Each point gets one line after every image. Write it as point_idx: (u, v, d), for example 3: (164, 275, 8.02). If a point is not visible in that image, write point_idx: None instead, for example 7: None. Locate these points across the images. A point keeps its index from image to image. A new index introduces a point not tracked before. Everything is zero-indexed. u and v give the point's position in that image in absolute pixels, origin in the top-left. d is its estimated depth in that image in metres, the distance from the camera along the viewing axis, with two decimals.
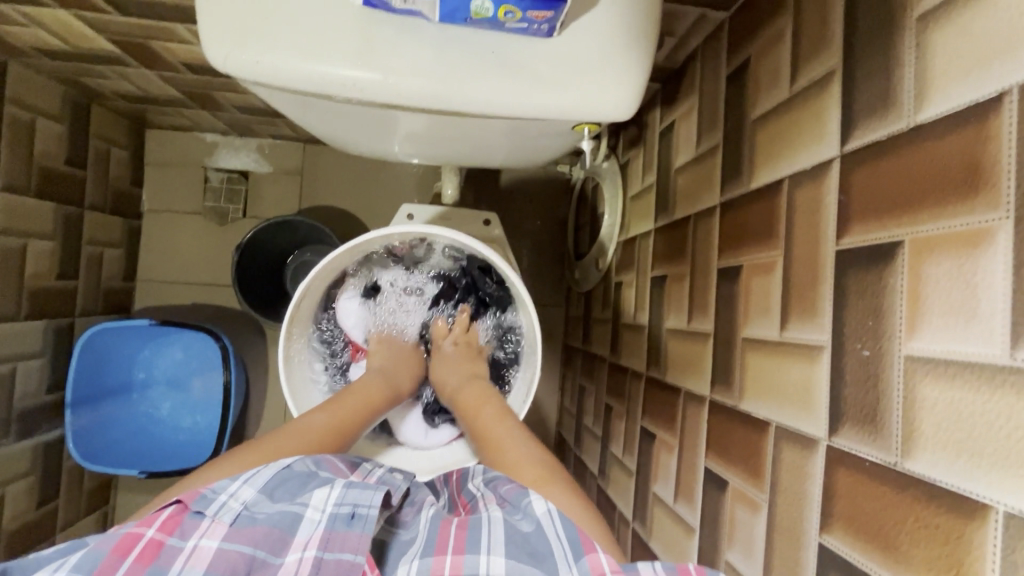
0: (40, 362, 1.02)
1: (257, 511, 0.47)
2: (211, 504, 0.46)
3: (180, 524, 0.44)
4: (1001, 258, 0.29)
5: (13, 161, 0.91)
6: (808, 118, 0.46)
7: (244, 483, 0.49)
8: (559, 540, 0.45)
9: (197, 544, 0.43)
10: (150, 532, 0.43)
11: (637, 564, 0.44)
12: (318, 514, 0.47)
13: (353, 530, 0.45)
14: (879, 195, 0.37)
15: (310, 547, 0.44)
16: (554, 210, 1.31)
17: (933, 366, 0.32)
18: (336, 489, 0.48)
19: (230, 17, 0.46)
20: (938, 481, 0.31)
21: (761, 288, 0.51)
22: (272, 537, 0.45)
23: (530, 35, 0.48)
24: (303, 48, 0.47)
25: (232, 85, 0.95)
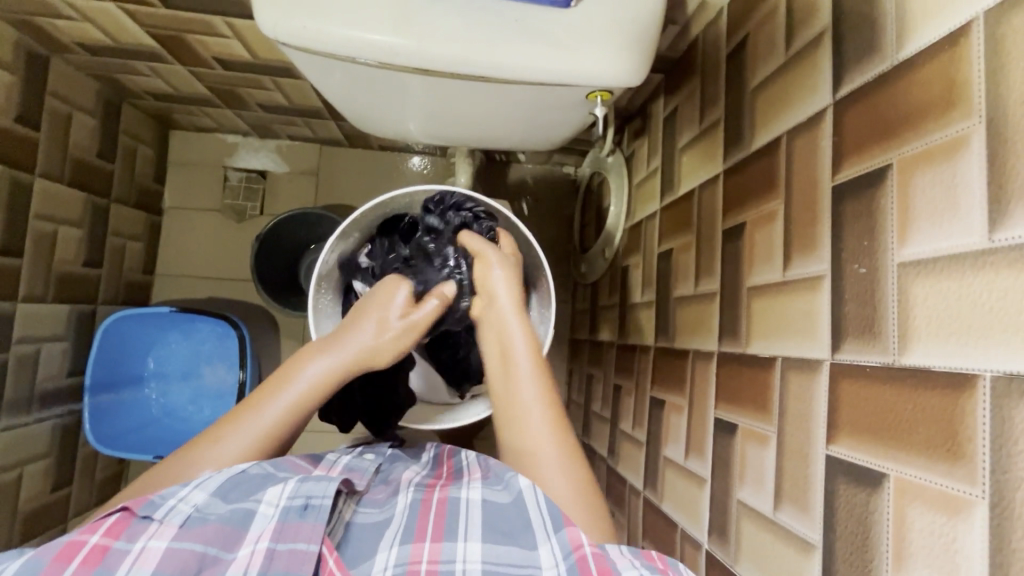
0: (62, 346, 1.04)
1: (209, 513, 0.48)
2: (158, 509, 0.47)
3: (126, 529, 0.45)
4: (977, 159, 0.33)
5: (50, 150, 0.97)
6: (802, 76, 0.51)
7: (194, 488, 0.49)
8: (541, 513, 0.50)
9: (145, 546, 0.44)
10: (94, 538, 0.44)
11: (611, 546, 0.47)
12: (271, 509, 0.49)
13: (306, 521, 0.48)
14: (869, 128, 0.42)
15: (263, 539, 0.46)
16: (560, 209, 1.36)
17: (924, 266, 0.36)
18: (290, 485, 0.51)
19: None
20: (933, 366, 0.35)
21: (764, 237, 0.55)
22: (223, 534, 0.46)
23: (548, 5, 0.53)
24: (346, 16, 0.52)
25: (260, 81, 1.00)
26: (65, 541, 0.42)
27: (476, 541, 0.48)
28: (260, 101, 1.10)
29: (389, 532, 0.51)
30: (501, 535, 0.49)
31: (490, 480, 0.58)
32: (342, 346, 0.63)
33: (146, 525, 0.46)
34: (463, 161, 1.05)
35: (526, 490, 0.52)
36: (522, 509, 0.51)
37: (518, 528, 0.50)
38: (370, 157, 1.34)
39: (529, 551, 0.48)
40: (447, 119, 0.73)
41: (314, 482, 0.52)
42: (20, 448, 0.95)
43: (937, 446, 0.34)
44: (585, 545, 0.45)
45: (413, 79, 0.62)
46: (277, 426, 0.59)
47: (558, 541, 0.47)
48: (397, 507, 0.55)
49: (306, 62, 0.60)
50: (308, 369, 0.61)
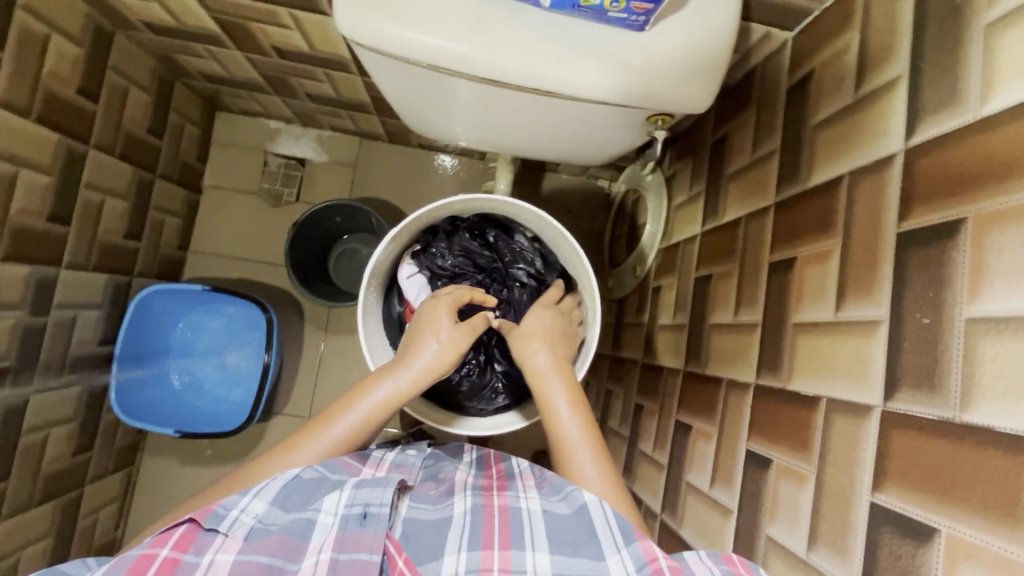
0: (97, 314, 1.07)
1: (271, 523, 0.51)
2: (223, 521, 0.50)
3: (193, 542, 0.49)
4: None
5: (106, 122, 0.99)
6: (871, 119, 0.51)
7: (254, 497, 0.52)
8: (609, 526, 0.51)
9: (213, 559, 0.47)
10: (165, 551, 0.47)
11: (684, 553, 0.50)
12: (329, 519, 0.51)
13: (366, 530, 0.50)
14: (944, 179, 0.41)
15: (325, 550, 0.49)
16: (592, 222, 1.36)
17: (996, 324, 0.36)
18: (346, 492, 0.53)
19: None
20: (999, 427, 0.34)
21: (816, 275, 0.55)
22: (287, 545, 0.49)
23: (625, 28, 0.53)
24: (424, 24, 0.53)
25: (312, 72, 1.02)
26: (137, 554, 0.46)
27: (544, 552, 0.50)
28: (310, 91, 1.12)
29: (452, 534, 0.53)
30: (568, 547, 0.51)
31: (547, 489, 0.58)
32: (410, 365, 0.64)
33: (213, 537, 0.49)
34: (504, 167, 1.06)
35: (592, 504, 0.53)
36: (586, 520, 0.52)
37: (582, 537, 0.51)
38: (409, 154, 1.36)
39: (597, 560, 0.49)
40: (499, 128, 0.74)
41: (370, 488, 0.54)
42: (49, 411, 0.97)
43: (998, 509, 0.34)
44: (659, 558, 0.48)
45: (475, 88, 0.63)
46: (340, 446, 0.61)
47: (631, 553, 0.49)
48: (454, 509, 0.56)
49: (374, 62, 0.61)
50: (376, 390, 0.62)
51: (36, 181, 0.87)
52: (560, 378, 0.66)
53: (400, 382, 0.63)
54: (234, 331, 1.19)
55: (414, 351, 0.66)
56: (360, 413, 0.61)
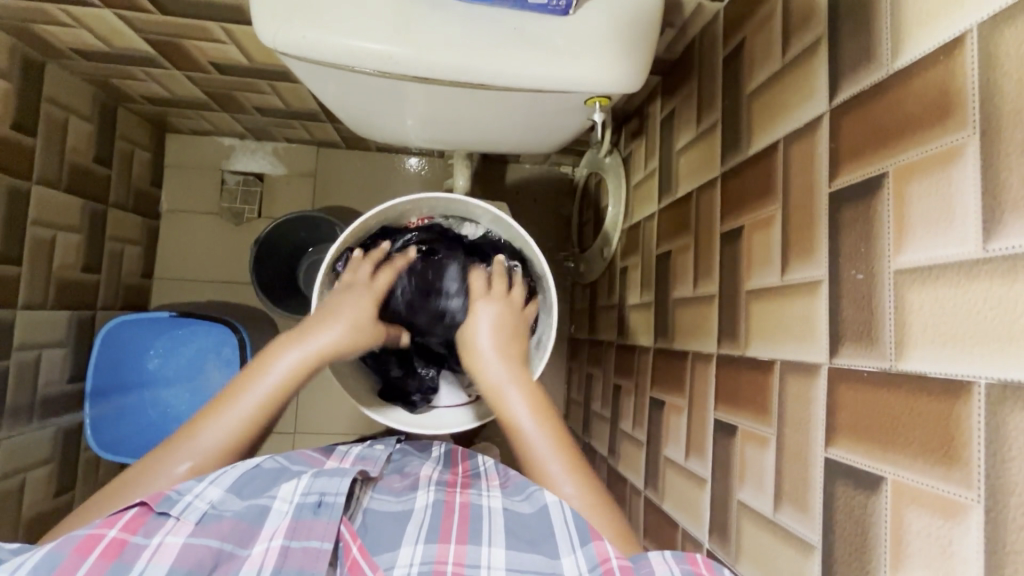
0: (62, 352, 1.05)
1: (224, 510, 0.50)
2: (176, 505, 0.48)
3: (143, 525, 0.47)
4: (971, 169, 0.33)
5: (48, 156, 0.97)
6: (798, 82, 0.52)
7: (210, 484, 0.51)
8: (567, 526, 0.51)
9: (162, 541, 0.46)
10: (113, 532, 0.45)
11: (649, 555, 0.47)
12: (284, 506, 0.51)
13: (320, 518, 0.50)
14: (866, 137, 0.42)
15: (277, 538, 0.48)
16: (558, 208, 1.36)
17: (920, 273, 0.36)
18: (304, 480, 0.53)
19: None
20: (929, 373, 0.35)
21: (762, 241, 0.55)
22: (238, 530, 0.49)
23: (548, 13, 0.53)
24: (345, 26, 0.52)
25: (256, 85, 1.00)
26: (84, 533, 0.44)
27: (500, 547, 0.51)
28: (256, 105, 1.10)
29: (410, 526, 0.54)
30: (524, 543, 0.51)
31: (510, 488, 0.60)
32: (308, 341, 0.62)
33: (163, 521, 0.47)
34: (461, 163, 1.05)
35: (552, 505, 0.53)
36: (550, 518, 0.53)
37: (540, 536, 0.52)
38: (368, 158, 1.34)
39: (552, 560, 0.49)
40: (444, 125, 0.73)
41: (327, 478, 0.54)
42: (24, 454, 0.95)
43: (934, 452, 0.34)
44: (612, 559, 0.47)
45: (409, 87, 0.62)
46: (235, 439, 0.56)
47: (585, 554, 0.48)
48: (416, 503, 0.57)
49: (303, 71, 0.60)
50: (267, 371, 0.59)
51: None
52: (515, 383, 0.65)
53: (298, 354, 0.61)
54: (202, 351, 1.15)
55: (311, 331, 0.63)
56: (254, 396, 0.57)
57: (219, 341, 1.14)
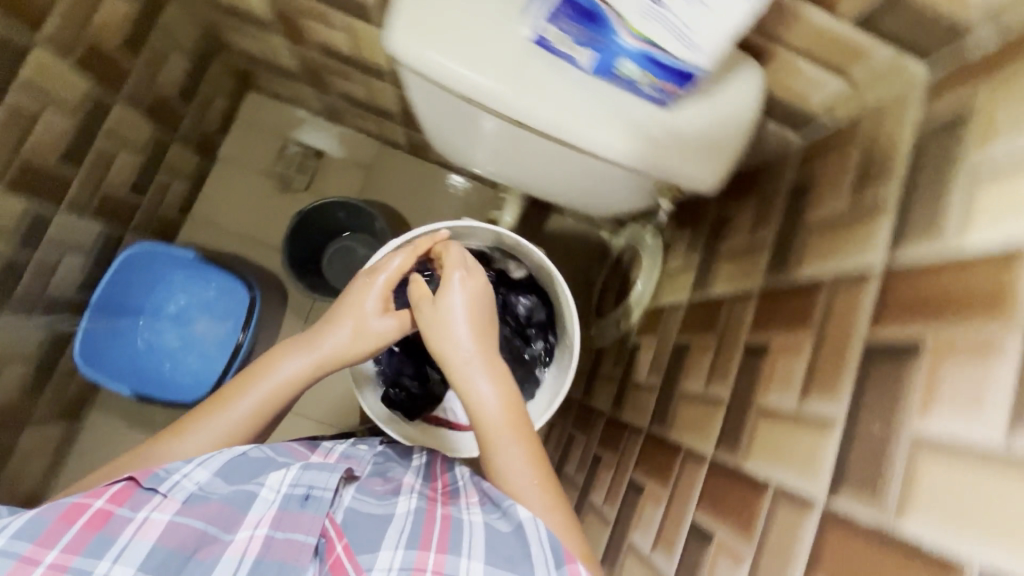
0: (82, 259, 1.06)
1: (211, 492, 0.52)
2: (165, 481, 0.50)
3: (130, 497, 0.49)
4: (1008, 368, 0.36)
5: (140, 80, 1.01)
6: (859, 231, 0.55)
7: (198, 465, 0.52)
8: (541, 544, 0.50)
9: (147, 517, 0.48)
10: (99, 502, 0.48)
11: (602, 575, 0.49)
12: (272, 495, 0.53)
13: (307, 510, 0.53)
14: (914, 305, 0.45)
15: (262, 525, 0.51)
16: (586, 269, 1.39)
17: (940, 445, 0.38)
18: (292, 471, 0.55)
19: (418, 14, 0.56)
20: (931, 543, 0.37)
21: (786, 366, 0.57)
22: (224, 514, 0.51)
23: (651, 102, 0.58)
24: (470, 58, 0.56)
25: (352, 74, 1.06)
26: (70, 502, 0.47)
27: (479, 562, 0.50)
28: (343, 90, 1.15)
29: (391, 530, 0.54)
30: (503, 562, 0.50)
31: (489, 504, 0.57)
32: (319, 345, 0.63)
33: (150, 496, 0.49)
34: (513, 201, 1.10)
35: (527, 522, 0.52)
36: (524, 535, 0.51)
37: (518, 554, 0.51)
38: (425, 167, 1.39)
39: None
40: (514, 161, 0.76)
41: (316, 471, 0.56)
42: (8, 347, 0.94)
43: None
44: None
45: (498, 122, 0.65)
46: (240, 428, 0.59)
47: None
48: (397, 509, 0.56)
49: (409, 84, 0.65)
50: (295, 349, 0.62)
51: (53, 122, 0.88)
52: (490, 378, 0.60)
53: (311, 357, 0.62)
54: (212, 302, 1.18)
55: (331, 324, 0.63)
56: (272, 384, 0.60)
57: (233, 298, 1.17)
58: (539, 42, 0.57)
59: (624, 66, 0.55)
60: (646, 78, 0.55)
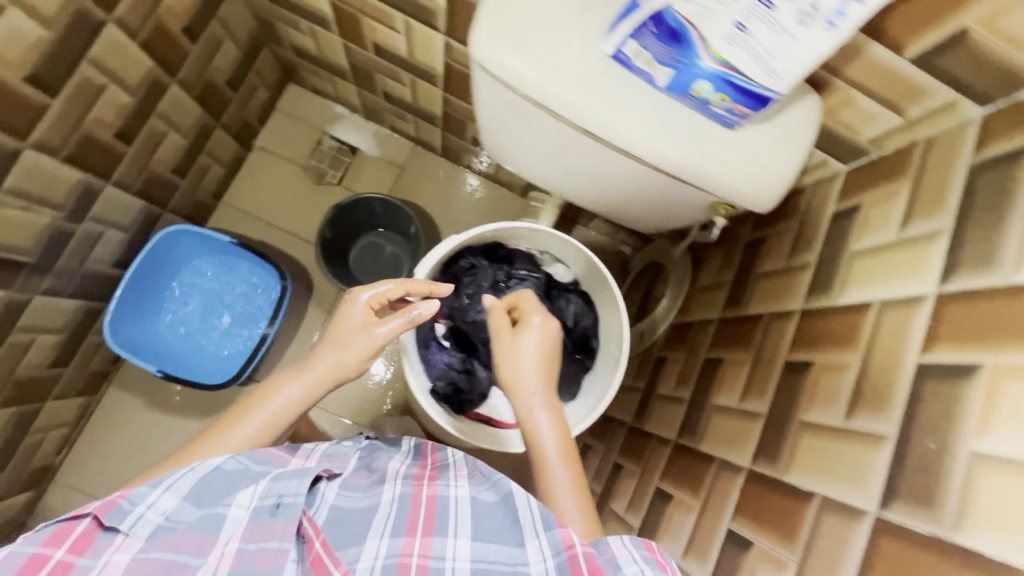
0: (121, 236, 1.07)
1: (178, 521, 0.52)
2: (125, 519, 0.51)
3: (90, 545, 0.49)
4: (921, 321, 0.53)
5: (393, 73, 1.10)
6: (859, 270, 0.65)
7: (165, 492, 0.54)
8: (532, 514, 0.57)
9: (109, 560, 0.48)
10: (59, 553, 0.47)
11: (608, 540, 0.56)
12: (240, 512, 0.54)
13: (277, 519, 0.54)
14: (963, 328, 0.48)
15: (233, 542, 0.51)
16: None
17: (999, 463, 0.41)
18: (262, 485, 0.57)
19: (503, 23, 0.59)
20: (910, 526, 0.45)
21: (831, 385, 0.60)
22: (193, 541, 0.51)
23: (721, 123, 0.61)
24: (515, 45, 0.59)
25: (405, 116, 1.27)
26: (28, 554, 0.46)
27: (466, 540, 0.57)
28: (390, 91, 1.18)
29: (376, 521, 0.60)
30: (490, 530, 0.58)
31: (474, 479, 0.66)
32: (313, 366, 0.68)
33: (112, 539, 0.50)
34: (551, 206, 1.09)
35: (511, 493, 0.61)
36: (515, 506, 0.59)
37: (504, 524, 0.58)
38: (455, 171, 1.41)
39: (517, 548, 0.56)
40: (552, 156, 0.77)
41: (286, 480, 0.58)
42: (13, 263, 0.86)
43: None
44: (575, 545, 0.53)
45: (533, 107, 0.66)
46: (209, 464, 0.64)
47: (550, 540, 0.55)
48: (383, 497, 0.63)
49: (477, 83, 0.69)
50: (285, 391, 0.67)
51: (109, 36, 0.83)
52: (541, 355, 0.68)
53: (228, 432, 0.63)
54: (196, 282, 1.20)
55: (318, 355, 0.68)
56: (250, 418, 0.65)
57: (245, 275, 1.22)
58: (617, 57, 0.59)
59: (699, 86, 0.57)
60: (720, 99, 0.57)
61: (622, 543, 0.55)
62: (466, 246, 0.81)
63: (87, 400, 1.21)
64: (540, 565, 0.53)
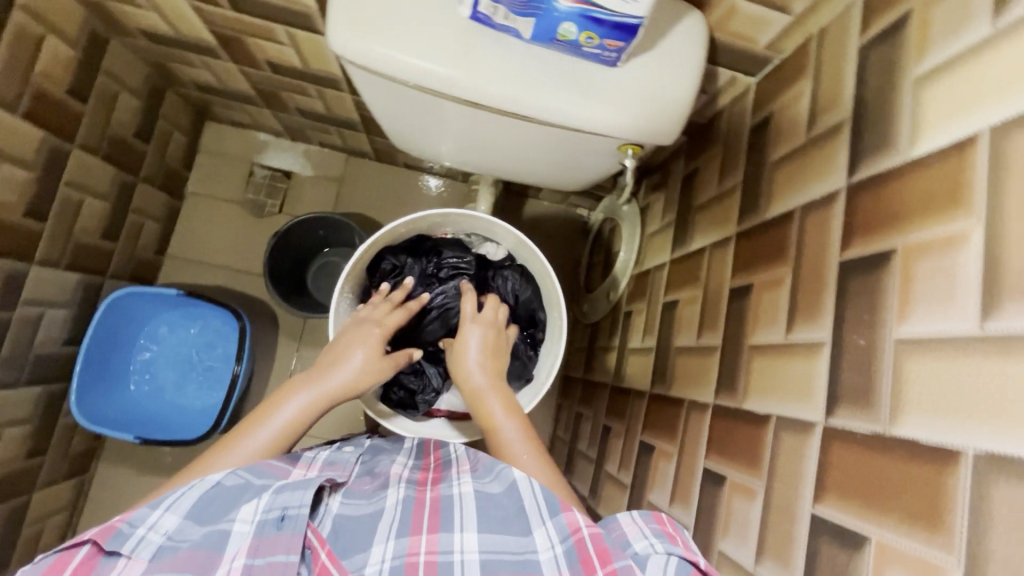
0: (65, 313, 1.06)
1: (181, 540, 0.45)
2: (127, 542, 0.44)
3: (92, 570, 0.43)
4: (838, 217, 0.51)
5: (293, 85, 1.05)
6: (781, 177, 0.62)
7: (166, 510, 0.46)
8: (536, 499, 0.50)
9: None
10: None
11: (620, 516, 0.51)
12: (245, 527, 0.46)
13: (283, 532, 0.46)
14: (876, 214, 0.46)
15: (240, 557, 0.44)
16: (569, 247, 1.39)
17: (919, 345, 0.40)
18: (265, 498, 0.48)
19: (358, 12, 0.57)
20: (852, 429, 0.44)
21: (771, 301, 0.58)
22: (196, 560, 0.44)
23: (599, 62, 0.59)
24: (377, 31, 0.57)
25: (326, 128, 1.23)
26: None
27: (472, 533, 0.49)
28: (301, 106, 1.15)
29: (380, 525, 0.51)
30: (496, 523, 0.50)
31: (479, 470, 0.56)
32: (323, 381, 0.63)
33: (115, 561, 0.44)
34: (486, 190, 1.06)
35: (521, 481, 0.51)
36: (518, 495, 0.51)
37: (510, 513, 0.50)
38: (393, 172, 1.38)
39: (523, 536, 0.49)
40: (472, 138, 0.76)
41: (290, 492, 0.49)
42: None
43: (924, 517, 0.37)
44: (582, 527, 0.47)
45: (433, 98, 0.65)
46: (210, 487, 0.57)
47: (553, 525, 0.48)
48: (386, 502, 0.53)
49: (364, 87, 0.67)
50: (290, 401, 0.60)
51: None
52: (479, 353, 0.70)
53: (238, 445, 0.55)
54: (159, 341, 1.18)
55: (324, 371, 0.64)
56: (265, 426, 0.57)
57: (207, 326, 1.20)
58: (477, 18, 0.57)
59: (562, 29, 0.55)
60: (588, 37, 0.55)
61: (631, 518, 0.51)
62: (387, 248, 0.80)
63: (79, 481, 1.19)
64: (548, 552, 0.47)
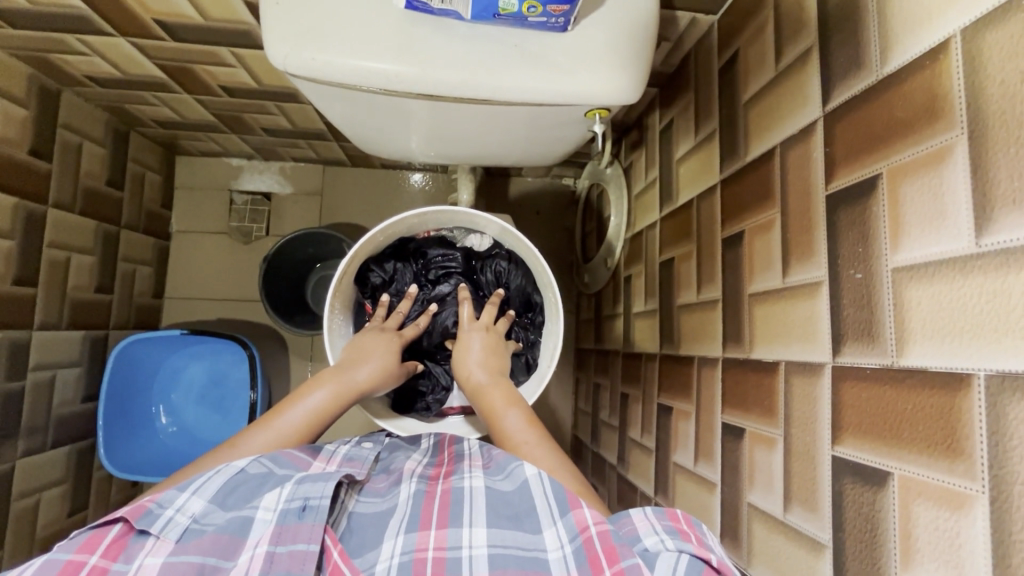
0: (76, 372, 1.07)
1: (207, 523, 0.45)
2: (155, 522, 0.44)
3: (123, 550, 0.43)
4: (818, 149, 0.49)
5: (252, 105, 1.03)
6: (756, 117, 0.60)
7: (193, 494, 0.47)
8: (546, 497, 0.49)
9: (141, 564, 0.41)
10: (93, 559, 0.41)
11: (631, 513, 0.49)
12: (268, 514, 0.46)
13: (304, 522, 0.45)
14: (857, 140, 0.44)
15: (262, 543, 0.44)
16: (561, 220, 1.37)
17: (917, 270, 0.38)
18: (287, 487, 0.48)
19: (293, 22, 0.54)
20: (862, 366, 0.43)
21: (764, 245, 0.57)
22: (221, 543, 0.44)
23: (548, 29, 0.56)
24: (316, 38, 0.55)
25: (296, 143, 1.21)
26: (64, 559, 0.40)
27: (481, 528, 0.48)
28: (265, 125, 1.13)
29: (393, 520, 0.50)
30: (506, 518, 0.49)
31: (492, 468, 0.56)
32: (344, 376, 0.64)
33: (144, 541, 0.43)
34: (465, 178, 1.04)
35: (532, 479, 0.51)
36: (529, 493, 0.50)
37: (523, 511, 0.49)
38: (371, 174, 1.36)
39: (533, 535, 0.47)
40: (437, 131, 0.74)
41: (311, 482, 0.49)
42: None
43: (942, 447, 0.36)
44: (590, 526, 0.45)
45: (394, 98, 0.63)
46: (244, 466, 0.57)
47: (563, 525, 0.46)
48: (400, 497, 0.53)
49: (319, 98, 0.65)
50: (308, 397, 0.60)
51: None
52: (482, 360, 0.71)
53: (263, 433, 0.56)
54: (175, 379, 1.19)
55: (347, 366, 0.66)
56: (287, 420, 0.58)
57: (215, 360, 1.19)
58: (412, 6, 0.54)
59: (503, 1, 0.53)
60: (530, 7, 0.53)
61: (644, 515, 0.48)
62: (372, 259, 0.80)
63: None
64: (557, 552, 0.45)
